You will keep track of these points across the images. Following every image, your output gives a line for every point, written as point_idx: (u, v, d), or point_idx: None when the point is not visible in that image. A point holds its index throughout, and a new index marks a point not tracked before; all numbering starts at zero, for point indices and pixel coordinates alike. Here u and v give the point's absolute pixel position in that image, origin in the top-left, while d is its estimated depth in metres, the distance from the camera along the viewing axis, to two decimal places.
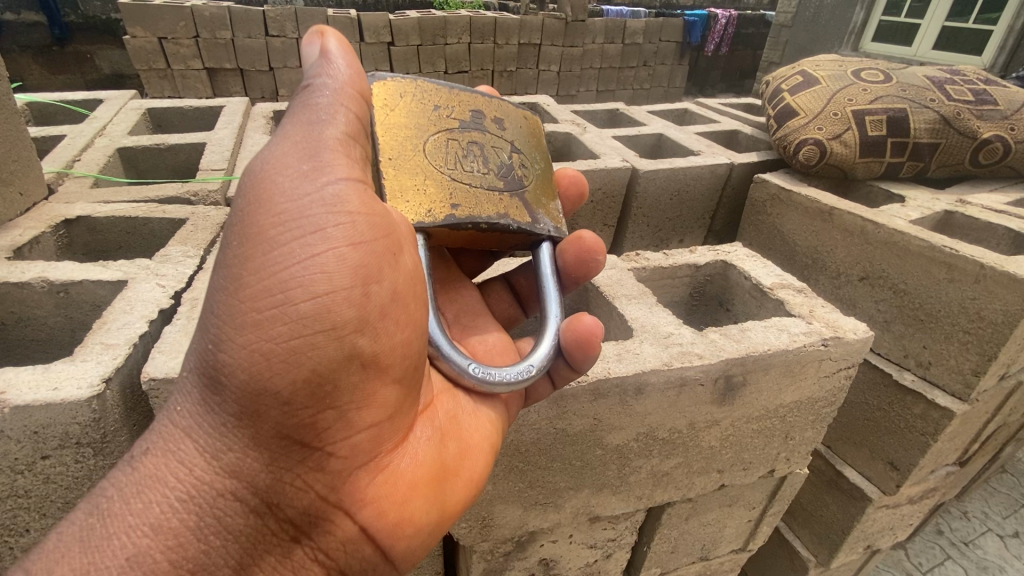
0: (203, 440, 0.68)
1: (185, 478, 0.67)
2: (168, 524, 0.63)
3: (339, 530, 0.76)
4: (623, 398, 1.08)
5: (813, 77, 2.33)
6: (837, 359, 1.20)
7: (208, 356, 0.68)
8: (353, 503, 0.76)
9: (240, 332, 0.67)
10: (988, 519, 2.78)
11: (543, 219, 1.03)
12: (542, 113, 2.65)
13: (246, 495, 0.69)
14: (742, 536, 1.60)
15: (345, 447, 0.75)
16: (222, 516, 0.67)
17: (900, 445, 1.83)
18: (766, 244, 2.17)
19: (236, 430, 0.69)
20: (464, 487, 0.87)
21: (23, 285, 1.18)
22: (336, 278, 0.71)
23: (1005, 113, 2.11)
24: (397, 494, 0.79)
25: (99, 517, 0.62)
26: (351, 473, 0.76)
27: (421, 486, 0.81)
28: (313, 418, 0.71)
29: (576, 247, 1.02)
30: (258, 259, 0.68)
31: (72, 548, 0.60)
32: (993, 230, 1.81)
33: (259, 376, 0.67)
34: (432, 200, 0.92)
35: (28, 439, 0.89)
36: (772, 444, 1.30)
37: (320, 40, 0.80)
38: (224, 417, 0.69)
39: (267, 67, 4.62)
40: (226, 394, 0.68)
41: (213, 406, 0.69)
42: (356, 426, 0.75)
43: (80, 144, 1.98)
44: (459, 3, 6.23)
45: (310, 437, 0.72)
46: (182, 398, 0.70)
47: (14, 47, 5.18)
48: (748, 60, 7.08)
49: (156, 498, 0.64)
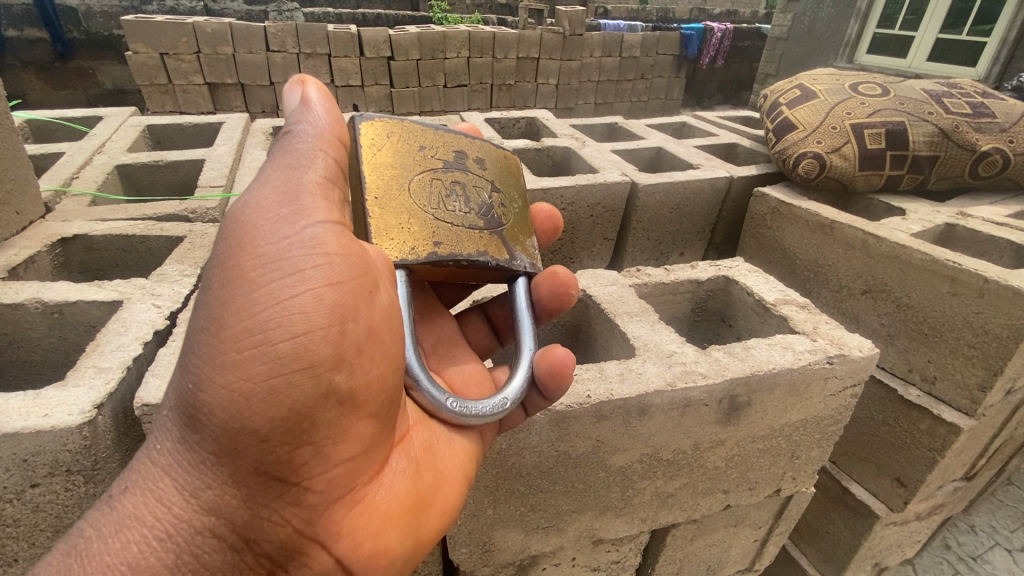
0: (182, 478, 0.66)
1: (163, 516, 0.65)
2: (144, 563, 0.61)
3: (315, 562, 0.74)
4: (625, 419, 1.06)
5: (810, 91, 2.33)
6: (842, 376, 1.18)
7: (187, 395, 0.66)
8: (329, 536, 0.75)
9: (219, 371, 0.65)
10: (996, 533, 2.74)
11: (520, 255, 1.01)
12: (541, 128, 2.65)
13: (224, 529, 0.68)
14: (748, 557, 1.57)
15: (321, 482, 0.73)
16: (200, 553, 0.66)
17: (907, 461, 1.81)
18: (766, 257, 2.16)
19: (214, 468, 0.67)
20: (439, 518, 0.84)
21: (16, 306, 1.15)
22: (313, 317, 0.69)
23: (1004, 125, 2.11)
24: (372, 526, 0.77)
25: (78, 557, 0.60)
26: (327, 507, 0.74)
27: (395, 516, 0.79)
28: (294, 453, 0.70)
29: (551, 282, 1.03)
30: (237, 298, 0.67)
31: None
32: (996, 243, 1.80)
33: (236, 417, 0.66)
34: (416, 238, 0.91)
35: (17, 468, 0.86)
36: (778, 463, 1.28)
37: (302, 89, 0.82)
38: (202, 455, 0.67)
39: (267, 81, 4.65)
40: (204, 432, 0.66)
41: (190, 444, 0.67)
42: (331, 460, 0.73)
43: (78, 162, 1.98)
44: (458, 20, 6.33)
45: (290, 472, 0.70)
46: (160, 435, 0.68)
47: (16, 63, 5.21)
48: (745, 72, 7.15)
49: (134, 536, 0.62)
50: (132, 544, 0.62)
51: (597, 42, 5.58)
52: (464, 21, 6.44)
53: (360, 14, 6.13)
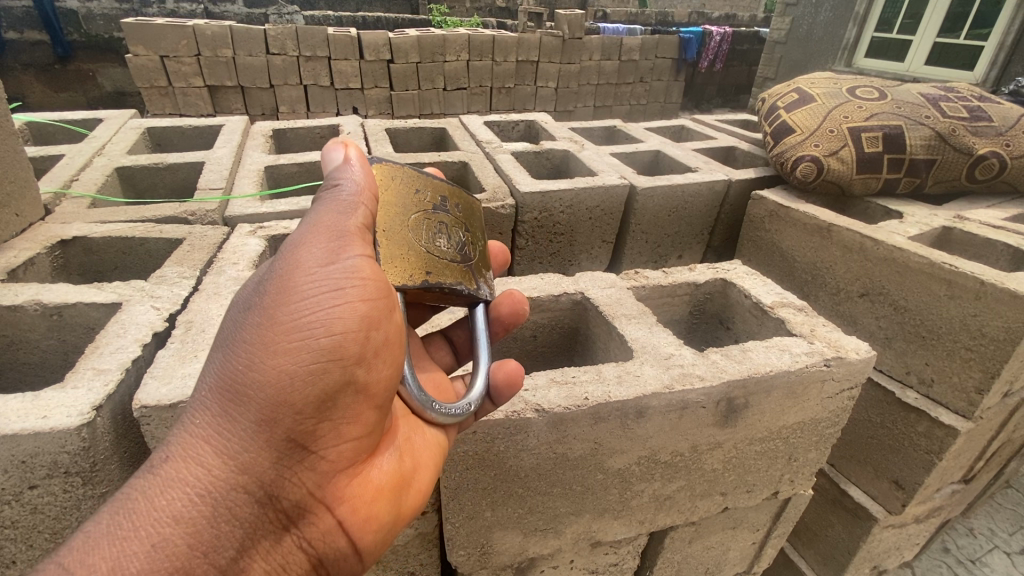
0: (222, 443, 0.67)
1: (202, 477, 0.65)
2: (187, 515, 0.62)
3: (321, 522, 0.74)
4: (623, 421, 1.06)
5: (807, 95, 2.35)
6: (839, 379, 1.19)
7: (234, 369, 0.68)
8: (335, 500, 0.75)
9: (270, 352, 0.68)
10: (995, 536, 2.74)
11: (483, 285, 1.01)
12: (540, 131, 2.66)
13: (253, 487, 0.68)
14: (747, 559, 1.57)
15: (338, 453, 0.74)
16: (231, 510, 0.66)
17: (905, 464, 1.81)
18: (765, 260, 2.17)
19: (252, 436, 0.68)
20: (419, 496, 0.84)
21: (16, 308, 1.16)
22: (353, 309, 0.72)
23: (1000, 129, 2.12)
24: (369, 495, 0.78)
25: (125, 513, 0.60)
26: (338, 476, 0.75)
27: (386, 490, 0.80)
28: (322, 427, 0.72)
29: (510, 300, 1.08)
30: (290, 288, 0.70)
31: (98, 542, 0.58)
32: (993, 247, 1.81)
33: (279, 390, 0.68)
34: (415, 266, 0.89)
35: (16, 469, 0.86)
36: (776, 466, 1.28)
37: (343, 150, 0.81)
38: (243, 424, 0.68)
39: (267, 84, 4.66)
40: (247, 403, 0.68)
41: (231, 414, 0.68)
42: (350, 435, 0.75)
43: (77, 164, 1.98)
44: (457, 23, 6.37)
45: (317, 443, 0.72)
46: (201, 403, 0.69)
47: (16, 65, 5.21)
48: (744, 75, 7.18)
49: (178, 493, 0.63)
50: (176, 499, 0.63)
51: (595, 46, 5.58)
52: (464, 24, 6.47)
53: (360, 17, 6.14)
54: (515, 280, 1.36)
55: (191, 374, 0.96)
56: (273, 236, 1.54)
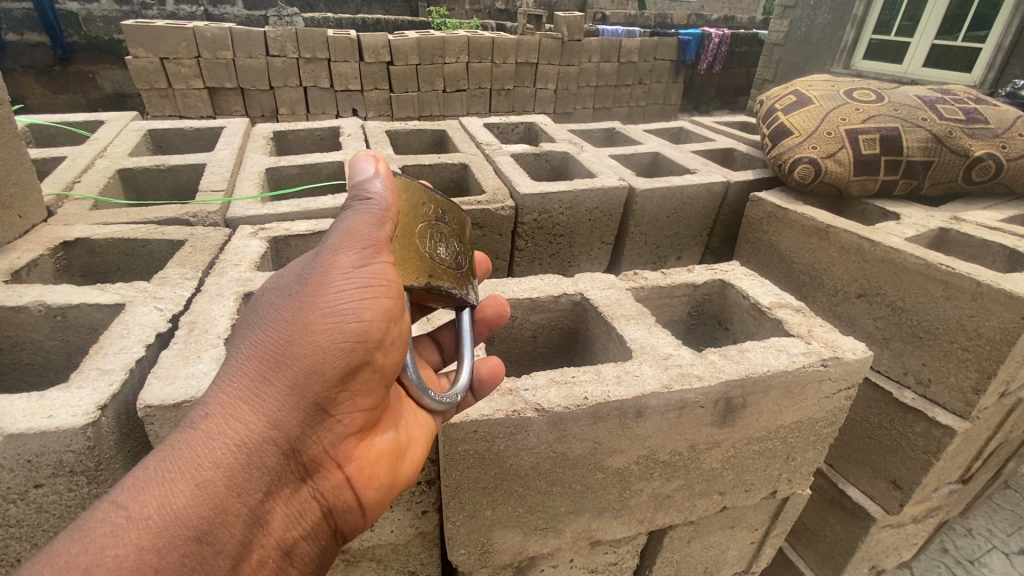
0: (257, 405, 0.70)
1: (237, 433, 0.68)
2: (225, 464, 0.66)
3: (332, 477, 0.77)
4: (622, 421, 1.07)
5: (805, 97, 2.36)
6: (836, 379, 1.20)
7: (270, 340, 0.72)
8: (344, 460, 0.79)
9: (304, 329, 0.72)
10: (993, 537, 2.75)
11: (472, 290, 1.00)
12: (539, 133, 2.67)
13: (281, 445, 0.71)
14: (745, 559, 1.58)
15: (353, 419, 0.78)
16: (260, 463, 0.69)
17: (903, 464, 1.82)
18: (763, 261, 2.19)
19: (283, 400, 0.71)
20: (414, 465, 0.87)
21: (19, 309, 1.17)
22: (380, 297, 0.75)
23: (996, 131, 2.14)
24: (372, 457, 0.82)
25: (171, 459, 0.64)
26: (349, 439, 0.79)
27: (385, 456, 0.83)
28: (343, 396, 0.75)
29: (494, 304, 1.09)
30: (326, 275, 0.74)
31: (148, 484, 0.61)
32: (989, 248, 1.82)
33: (310, 362, 0.72)
34: (418, 271, 0.88)
35: (22, 468, 0.87)
36: (773, 465, 1.29)
37: (375, 164, 0.82)
38: (276, 389, 0.71)
39: (267, 86, 4.67)
40: (279, 370, 0.71)
41: (266, 380, 0.71)
42: (364, 405, 0.78)
43: (79, 166, 1.99)
44: (456, 25, 6.39)
45: (338, 409, 0.76)
46: (236, 364, 0.71)
47: (16, 67, 5.22)
48: (742, 77, 7.20)
49: (215, 444, 0.66)
50: (214, 448, 0.66)
51: (594, 48, 5.60)
52: (463, 26, 6.50)
53: (360, 19, 6.15)
54: (515, 281, 1.37)
55: (194, 374, 0.97)
56: (274, 238, 1.56)
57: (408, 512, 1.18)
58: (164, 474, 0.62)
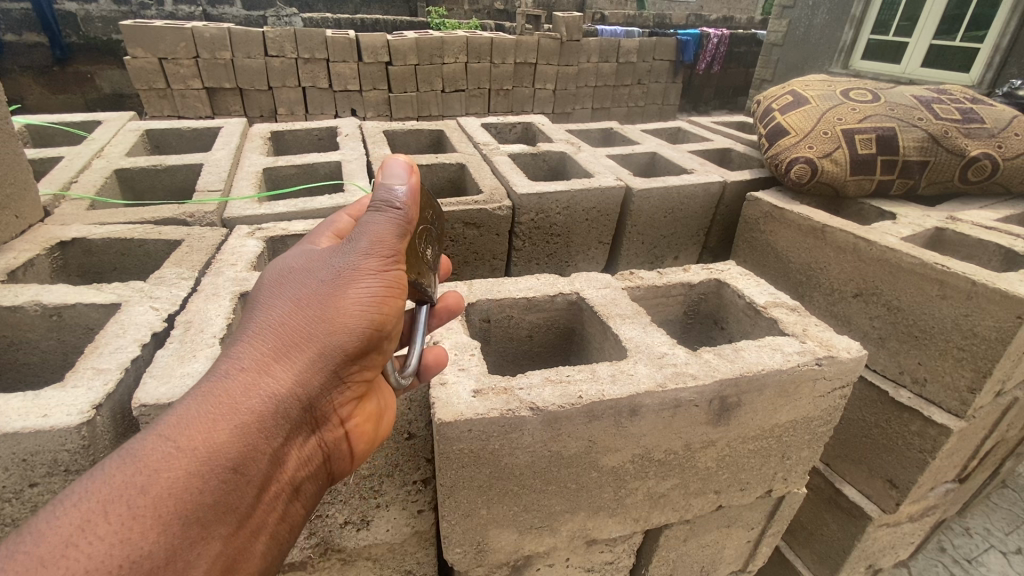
0: (286, 369, 0.77)
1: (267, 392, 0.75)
2: (257, 418, 0.73)
3: (335, 432, 0.86)
4: (617, 420, 1.07)
5: (802, 97, 2.37)
6: (831, 378, 1.20)
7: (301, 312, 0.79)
8: (347, 419, 0.88)
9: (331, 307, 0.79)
10: (991, 536, 2.75)
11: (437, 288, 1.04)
12: (537, 133, 2.68)
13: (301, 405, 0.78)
14: (742, 558, 1.58)
15: (360, 386, 0.87)
16: (284, 420, 0.76)
17: (899, 463, 1.82)
18: (759, 261, 2.19)
19: (308, 367, 0.78)
20: (390, 423, 1.00)
21: (16, 309, 1.17)
22: (396, 289, 0.83)
23: (992, 131, 2.14)
24: (366, 417, 0.92)
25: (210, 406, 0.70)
26: (353, 402, 0.88)
27: (373, 416, 0.94)
28: (355, 367, 0.84)
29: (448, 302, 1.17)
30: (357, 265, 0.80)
31: (191, 427, 0.67)
32: (985, 247, 1.83)
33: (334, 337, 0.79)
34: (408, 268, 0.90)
35: (17, 467, 0.88)
36: (769, 464, 1.30)
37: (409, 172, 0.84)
38: (302, 357, 0.78)
39: (266, 86, 4.67)
40: (308, 340, 0.78)
41: (295, 347, 0.78)
42: (370, 373, 0.87)
43: (77, 166, 1.99)
44: (455, 25, 6.39)
45: (349, 378, 0.84)
46: (268, 327, 0.78)
47: (15, 67, 5.22)
48: (741, 77, 7.21)
49: (249, 398, 0.73)
50: (248, 402, 0.72)
51: (593, 48, 5.60)
52: (462, 26, 6.50)
53: (359, 19, 6.15)
54: (511, 281, 1.37)
55: (190, 373, 0.97)
56: (271, 238, 1.56)
57: (404, 511, 1.19)
58: (205, 415, 0.68)
